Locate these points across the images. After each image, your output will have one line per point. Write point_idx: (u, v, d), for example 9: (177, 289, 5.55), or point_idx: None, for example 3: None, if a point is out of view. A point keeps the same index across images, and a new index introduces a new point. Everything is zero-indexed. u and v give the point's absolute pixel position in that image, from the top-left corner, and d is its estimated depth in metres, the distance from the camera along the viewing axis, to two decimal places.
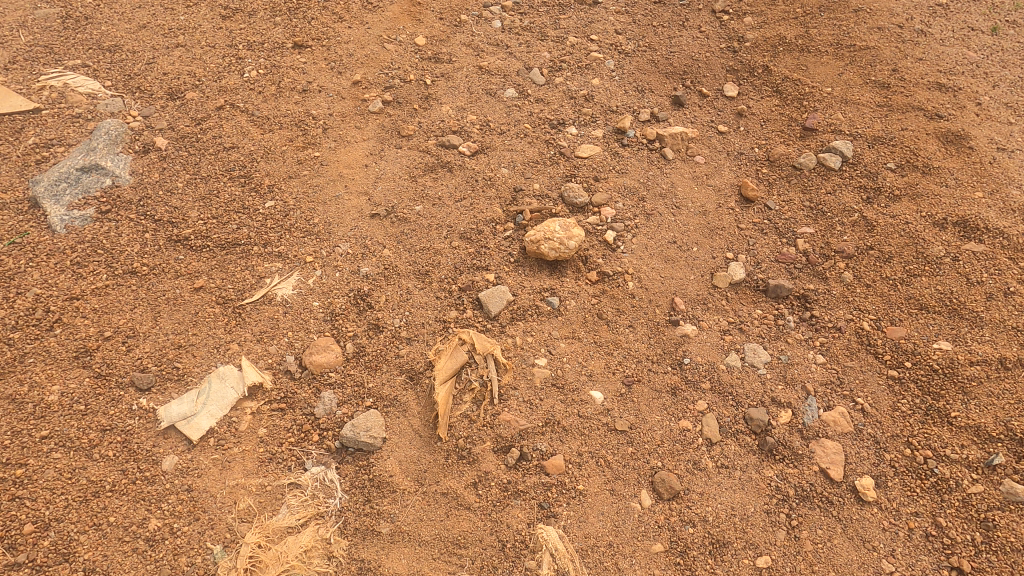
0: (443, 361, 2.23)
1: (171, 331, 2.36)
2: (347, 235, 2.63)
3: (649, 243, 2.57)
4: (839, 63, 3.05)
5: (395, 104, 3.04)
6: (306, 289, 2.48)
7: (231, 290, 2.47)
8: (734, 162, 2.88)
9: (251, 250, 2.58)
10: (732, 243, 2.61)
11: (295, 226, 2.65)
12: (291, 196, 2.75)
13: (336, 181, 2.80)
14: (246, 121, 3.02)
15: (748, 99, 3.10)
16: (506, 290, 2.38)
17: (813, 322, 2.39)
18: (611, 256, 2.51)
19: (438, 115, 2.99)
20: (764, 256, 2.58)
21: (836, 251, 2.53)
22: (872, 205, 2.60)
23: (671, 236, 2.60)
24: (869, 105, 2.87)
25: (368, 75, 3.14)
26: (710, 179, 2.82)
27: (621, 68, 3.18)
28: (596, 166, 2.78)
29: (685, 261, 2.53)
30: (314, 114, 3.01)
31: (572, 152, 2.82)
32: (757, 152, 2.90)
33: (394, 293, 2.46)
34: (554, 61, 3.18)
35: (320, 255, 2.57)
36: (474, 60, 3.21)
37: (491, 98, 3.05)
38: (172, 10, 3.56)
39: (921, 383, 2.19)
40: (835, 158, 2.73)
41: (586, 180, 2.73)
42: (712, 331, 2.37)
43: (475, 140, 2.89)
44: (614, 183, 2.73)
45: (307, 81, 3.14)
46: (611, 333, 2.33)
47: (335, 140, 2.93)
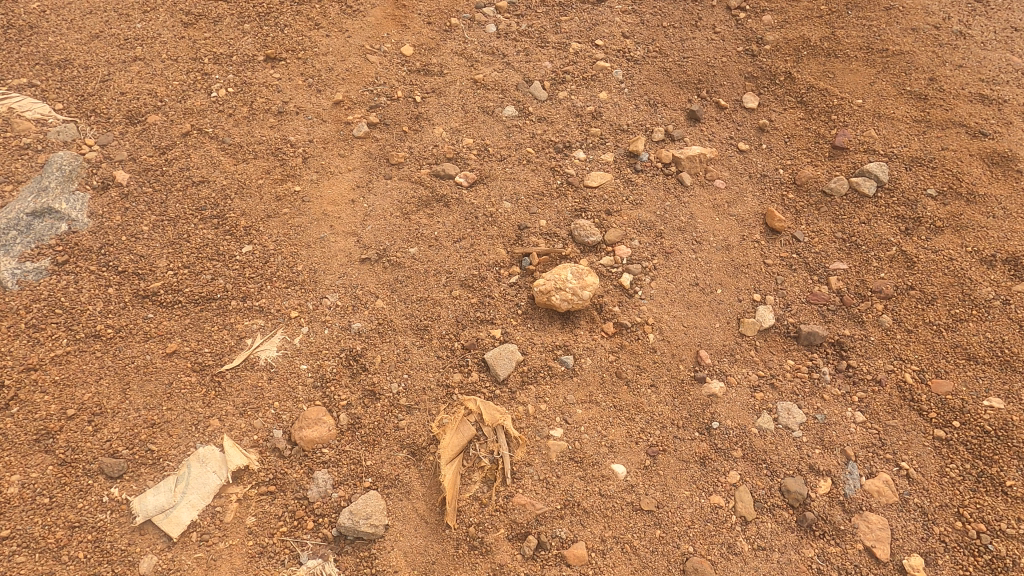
0: (449, 437, 2.01)
1: (142, 406, 2.11)
2: (335, 283, 2.38)
3: (669, 287, 2.33)
4: (870, 71, 2.79)
5: (382, 127, 2.75)
6: (292, 350, 2.24)
7: (208, 354, 2.22)
8: (757, 186, 2.63)
9: (229, 305, 2.33)
10: (759, 283, 2.39)
11: (277, 275, 2.39)
12: (271, 238, 2.48)
13: (320, 220, 2.52)
14: (216, 150, 2.72)
15: (770, 111, 2.83)
16: (515, 349, 2.15)
17: (851, 374, 2.19)
18: (628, 303, 2.28)
19: (431, 139, 2.71)
20: (794, 297, 2.36)
21: (873, 291, 2.32)
22: (911, 237, 2.38)
23: (693, 277, 2.37)
24: (905, 120, 2.63)
25: (351, 92, 2.83)
26: (732, 207, 2.57)
27: (630, 79, 2.88)
28: (607, 197, 2.52)
29: (709, 306, 2.31)
30: (293, 140, 2.71)
31: (580, 180, 2.56)
32: (782, 174, 2.65)
33: (390, 352, 2.22)
34: (557, 72, 2.87)
35: (306, 308, 2.32)
36: (468, 71, 2.90)
37: (489, 117, 2.76)
38: (127, 16, 3.19)
39: (972, 446, 2.01)
40: (870, 183, 2.49)
41: (597, 214, 2.47)
42: (742, 388, 2.16)
43: (473, 168, 2.61)
44: (628, 216, 2.48)
45: (283, 100, 2.82)
46: (632, 395, 2.12)
47: (316, 171, 2.64)
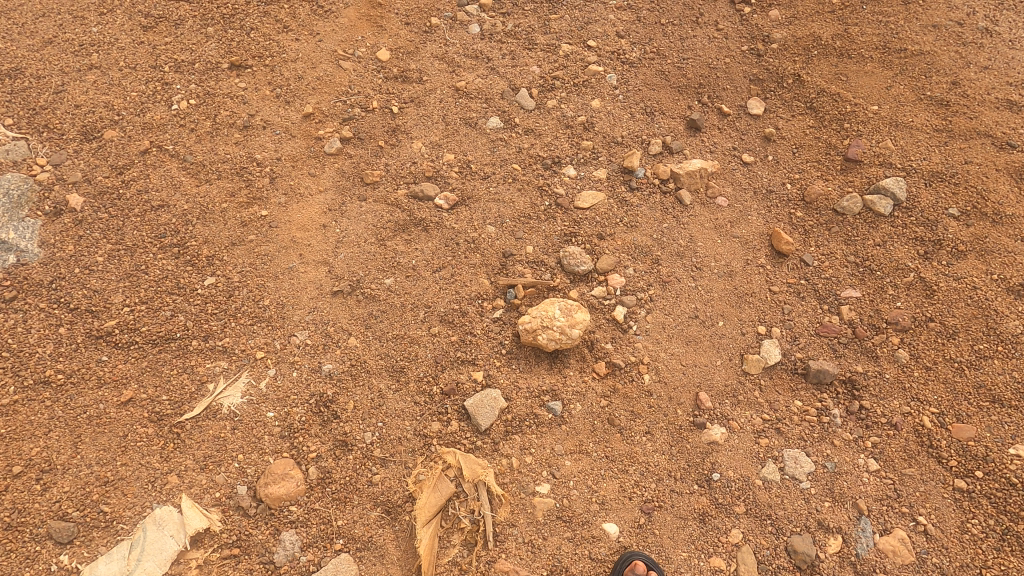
0: (425, 496, 1.86)
1: (95, 461, 1.95)
2: (304, 319, 2.20)
3: (666, 320, 2.15)
4: (887, 73, 2.56)
5: (356, 142, 2.54)
6: (258, 395, 2.07)
7: (167, 402, 2.05)
8: (762, 204, 2.42)
9: (189, 345, 2.15)
10: (764, 314, 2.20)
11: (242, 311, 2.22)
12: (235, 269, 2.30)
13: (288, 248, 2.33)
14: (177, 169, 2.51)
15: (777, 118, 2.60)
16: (497, 395, 1.98)
17: (863, 416, 2.02)
18: (621, 340, 2.10)
19: (409, 154, 2.49)
20: (802, 329, 2.17)
21: (888, 322, 2.13)
22: (931, 262, 2.18)
23: (692, 309, 2.18)
24: (925, 129, 2.41)
25: (322, 103, 2.60)
26: (735, 227, 2.37)
27: (625, 84, 2.65)
28: (599, 219, 2.32)
29: (709, 341, 2.13)
30: (258, 158, 2.50)
31: (570, 200, 2.35)
32: (789, 189, 2.44)
33: (363, 397, 2.05)
34: (546, 78, 2.64)
35: (273, 348, 2.15)
36: (450, 78, 2.67)
37: (472, 130, 2.54)
38: (82, 19, 2.93)
39: (996, 499, 1.85)
40: (886, 202, 2.28)
41: (588, 239, 2.27)
42: (745, 434, 1.99)
43: (454, 188, 2.40)
44: (622, 240, 2.28)
45: (248, 113, 2.60)
46: (625, 444, 1.95)
47: (284, 193, 2.43)
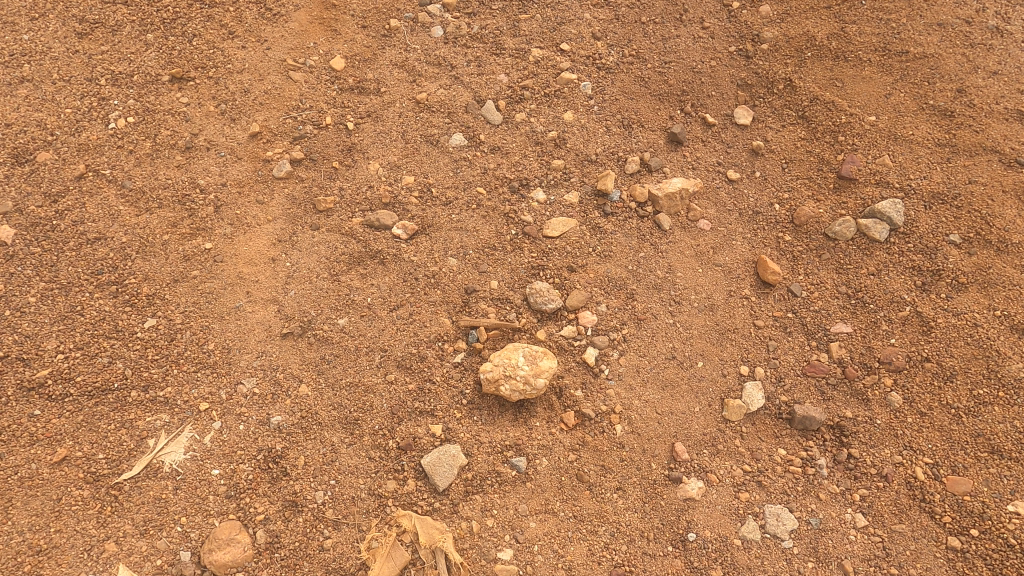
0: (379, 566, 1.74)
1: (25, 528, 1.80)
2: (252, 365, 2.04)
3: (641, 362, 1.99)
4: (886, 79, 2.34)
5: (308, 163, 2.34)
6: (202, 451, 1.93)
7: (104, 460, 1.91)
8: (747, 227, 2.24)
9: (128, 397, 2.00)
10: (747, 352, 2.04)
11: (185, 356, 2.06)
12: (178, 309, 2.13)
13: (234, 285, 2.16)
14: (115, 197, 2.31)
15: (766, 128, 2.40)
16: (457, 451, 1.84)
17: (852, 467, 1.88)
18: (592, 385, 1.95)
19: (366, 177, 2.31)
20: (787, 368, 2.02)
21: (881, 362, 1.97)
22: (929, 294, 2.02)
23: (670, 348, 2.02)
24: (927, 143, 2.21)
25: (270, 121, 2.40)
26: (718, 255, 2.19)
27: (600, 93, 2.43)
28: (571, 248, 2.14)
29: (688, 384, 1.97)
30: (202, 184, 2.30)
31: (539, 228, 2.17)
32: (778, 210, 2.25)
33: (314, 453, 1.91)
34: (514, 88, 2.43)
35: (218, 398, 2.00)
36: (410, 88, 2.46)
37: (434, 149, 2.34)
38: (11, 24, 2.60)
39: (992, 561, 1.71)
40: (881, 227, 2.10)
41: (558, 272, 2.10)
42: (724, 487, 1.86)
43: (414, 215, 2.22)
44: (595, 272, 2.11)
45: (192, 132, 2.39)
46: (595, 502, 1.81)
47: (230, 223, 2.25)
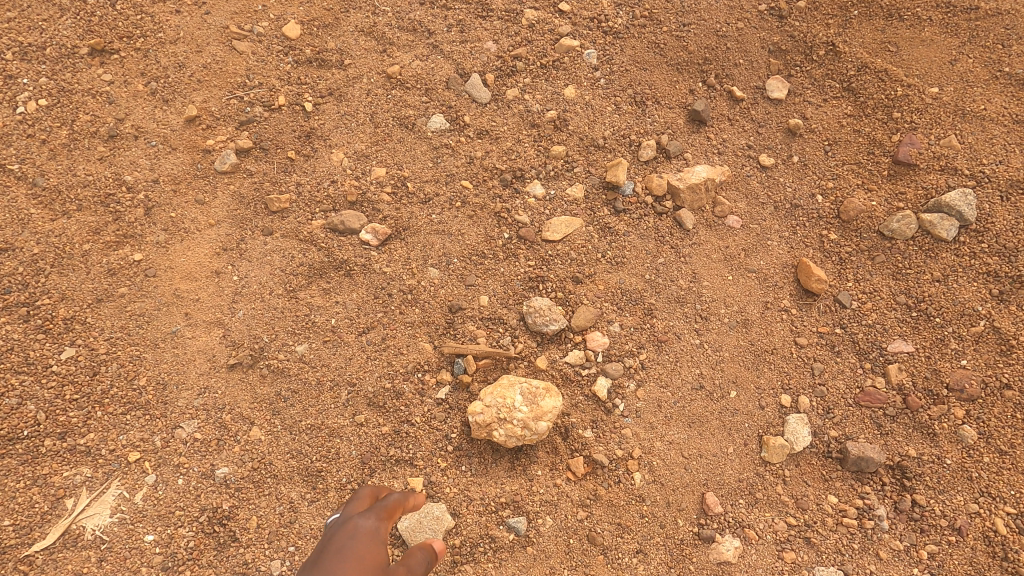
0: None
1: None
2: (193, 404, 1.69)
3: (662, 395, 1.66)
4: (950, 42, 1.96)
5: (258, 154, 1.94)
6: (132, 513, 1.58)
7: (10, 528, 1.55)
8: (784, 224, 1.89)
9: (40, 448, 1.62)
10: (788, 378, 1.71)
11: (112, 396, 1.69)
12: (103, 336, 1.75)
13: (171, 305, 1.78)
14: (25, 197, 1.84)
15: (805, 103, 2.01)
16: (442, 512, 1.51)
17: (917, 517, 1.56)
18: (604, 424, 1.62)
19: (328, 170, 1.92)
20: (836, 397, 1.69)
21: (950, 388, 1.64)
22: (1007, 306, 1.68)
23: (697, 375, 1.68)
24: (1002, 120, 1.84)
25: (210, 102, 1.98)
26: (750, 259, 1.84)
27: (608, 63, 2.03)
28: (575, 255, 1.78)
29: (718, 420, 1.65)
30: (129, 181, 1.89)
31: (537, 231, 1.81)
32: (820, 204, 1.89)
33: (269, 513, 1.58)
34: (503, 58, 2.02)
35: (152, 446, 1.65)
36: (380, 59, 2.04)
37: (409, 135, 1.95)
38: None
39: None
40: (950, 223, 1.74)
41: (560, 285, 1.75)
42: (765, 546, 1.54)
43: (385, 216, 1.84)
44: (605, 284, 1.76)
45: (116, 116, 1.96)
46: (611, 569, 1.50)
47: (164, 229, 1.85)
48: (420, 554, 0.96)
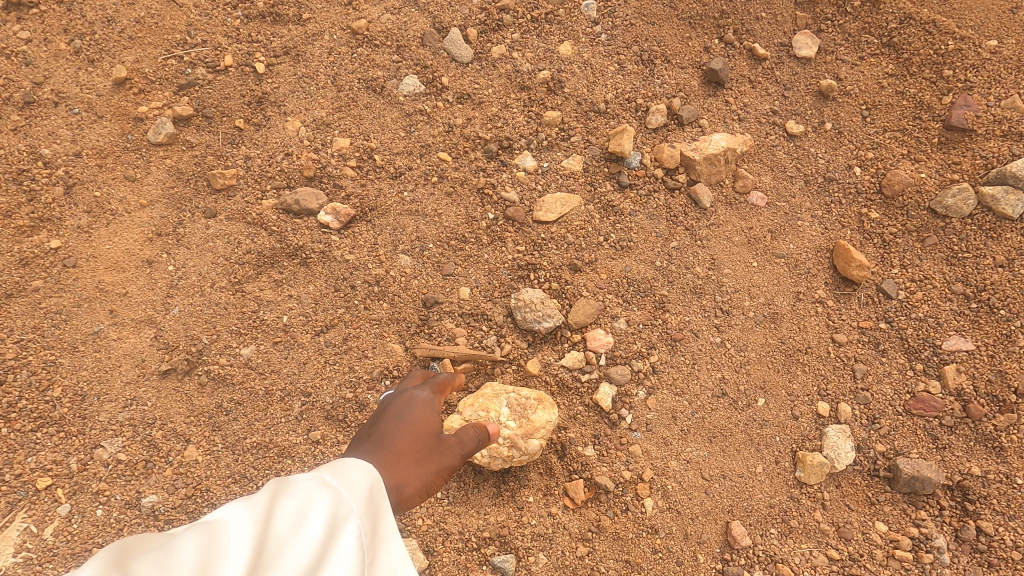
0: None
1: None
2: (117, 420, 1.41)
3: (677, 404, 1.39)
4: None
5: (200, 123, 1.65)
6: (40, 552, 1.30)
7: None
8: (816, 201, 1.62)
9: None
10: (825, 382, 1.44)
11: (19, 411, 1.39)
12: (9, 338, 1.44)
13: (93, 301, 1.49)
14: None
15: (838, 62, 1.73)
16: (414, 549, 1.25)
17: (983, 549, 1.31)
18: (608, 440, 1.36)
19: (282, 141, 1.63)
20: (883, 405, 1.43)
21: (1020, 394, 1.38)
22: None
23: (717, 380, 1.42)
24: None
25: (143, 62, 1.67)
26: (778, 242, 1.57)
27: (610, 15, 1.74)
28: (573, 239, 1.51)
29: (744, 434, 1.39)
30: (46, 155, 1.57)
31: (528, 210, 1.53)
32: (858, 178, 1.62)
33: None
34: (488, 10, 1.73)
35: (66, 470, 1.37)
36: (344, 13, 1.75)
37: (377, 99, 1.66)
38: None
39: None
40: (1017, 198, 1.46)
41: (555, 275, 1.47)
42: None
43: (349, 194, 1.56)
44: (608, 273, 1.49)
45: (33, 80, 1.63)
46: None
47: (88, 211, 1.56)
48: (473, 431, 1.14)
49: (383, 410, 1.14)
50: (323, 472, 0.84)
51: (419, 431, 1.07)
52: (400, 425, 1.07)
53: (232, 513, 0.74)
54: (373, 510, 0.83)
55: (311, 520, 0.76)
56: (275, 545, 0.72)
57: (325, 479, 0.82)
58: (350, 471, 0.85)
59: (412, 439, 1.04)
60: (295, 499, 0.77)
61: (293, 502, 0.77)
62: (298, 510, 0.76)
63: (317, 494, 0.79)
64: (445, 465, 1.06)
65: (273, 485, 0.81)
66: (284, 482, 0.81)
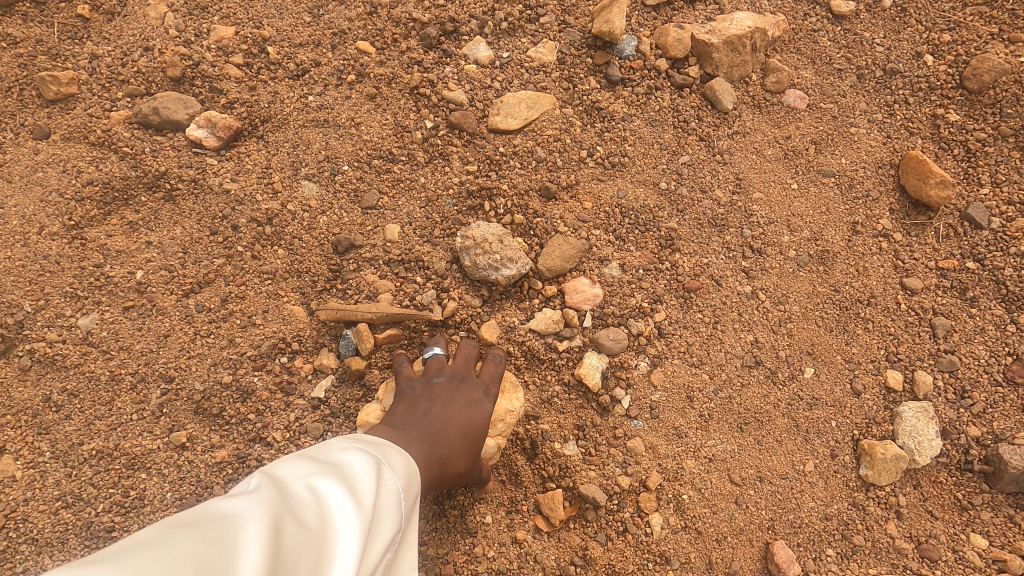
0: None
1: None
2: None
3: (692, 379, 1.00)
4: None
5: (27, 11, 1.17)
6: None
7: None
8: (874, 101, 1.19)
9: None
10: (894, 344, 1.05)
11: None
12: None
13: None
14: None
15: None
16: None
17: None
18: (597, 434, 0.96)
19: (141, 32, 1.17)
20: (977, 373, 1.03)
21: None
22: None
23: (747, 346, 1.02)
24: None
25: None
26: (826, 155, 1.15)
27: None
28: (544, 153, 1.08)
29: (785, 419, 1.00)
30: None
31: (481, 117, 1.10)
32: (932, 67, 1.19)
33: None
34: None
35: None
36: None
37: None
38: None
39: None
40: None
41: (521, 204, 1.05)
42: None
43: (231, 99, 1.11)
44: (593, 201, 1.07)
45: None
46: None
47: None
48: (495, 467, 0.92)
49: (433, 384, 0.89)
50: (404, 475, 0.68)
51: (472, 424, 0.85)
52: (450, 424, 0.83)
53: (331, 499, 0.57)
54: (404, 540, 0.67)
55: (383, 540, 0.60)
56: (366, 558, 0.57)
57: (404, 493, 0.66)
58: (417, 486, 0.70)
59: (462, 436, 0.83)
60: (386, 503, 0.62)
61: (382, 512, 0.61)
62: (380, 523, 0.60)
63: (402, 513, 0.64)
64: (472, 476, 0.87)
65: (370, 464, 0.65)
66: (381, 470, 0.65)
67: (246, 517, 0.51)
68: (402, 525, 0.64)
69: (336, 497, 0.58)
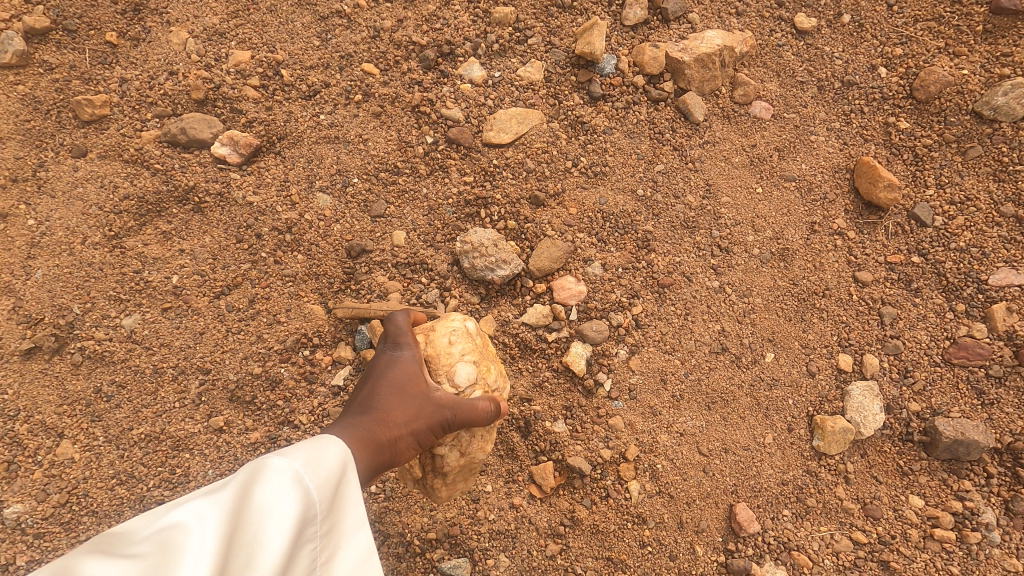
0: None
1: None
2: None
3: (665, 364, 1.13)
4: None
5: (60, 39, 1.29)
6: None
7: None
8: (833, 111, 1.31)
9: None
10: (845, 330, 1.18)
11: None
12: None
13: None
14: None
15: None
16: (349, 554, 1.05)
17: None
18: (583, 413, 1.10)
19: (166, 58, 1.28)
20: (917, 355, 1.16)
21: None
22: None
23: (715, 334, 1.16)
24: None
25: None
26: (788, 161, 1.28)
27: None
28: (533, 165, 1.21)
29: (748, 398, 1.14)
30: None
31: (477, 133, 1.22)
32: (885, 79, 1.31)
33: None
34: None
35: None
36: None
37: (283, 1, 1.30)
38: None
39: None
40: None
41: (513, 211, 1.18)
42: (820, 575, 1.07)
43: (251, 119, 1.24)
44: (578, 207, 1.19)
45: None
46: None
47: None
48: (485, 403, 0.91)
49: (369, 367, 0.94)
50: (302, 457, 0.65)
51: (400, 380, 0.87)
52: (381, 390, 0.86)
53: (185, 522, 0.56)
54: (331, 512, 0.65)
55: (267, 537, 0.58)
56: (238, 559, 0.55)
57: (296, 474, 0.63)
58: (331, 458, 0.68)
59: (395, 393, 0.85)
60: (264, 501, 0.60)
61: (264, 501, 0.60)
62: (259, 523, 0.58)
63: (294, 496, 0.61)
64: (441, 422, 0.87)
65: (249, 468, 0.63)
66: (262, 465, 0.63)
67: (69, 568, 0.52)
68: (304, 505, 0.62)
69: (190, 514, 0.57)
